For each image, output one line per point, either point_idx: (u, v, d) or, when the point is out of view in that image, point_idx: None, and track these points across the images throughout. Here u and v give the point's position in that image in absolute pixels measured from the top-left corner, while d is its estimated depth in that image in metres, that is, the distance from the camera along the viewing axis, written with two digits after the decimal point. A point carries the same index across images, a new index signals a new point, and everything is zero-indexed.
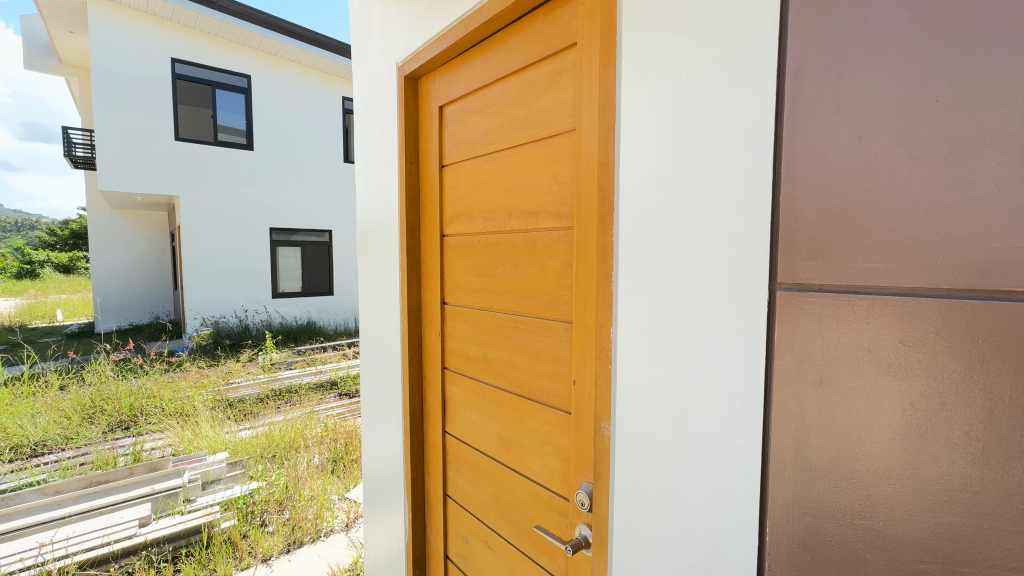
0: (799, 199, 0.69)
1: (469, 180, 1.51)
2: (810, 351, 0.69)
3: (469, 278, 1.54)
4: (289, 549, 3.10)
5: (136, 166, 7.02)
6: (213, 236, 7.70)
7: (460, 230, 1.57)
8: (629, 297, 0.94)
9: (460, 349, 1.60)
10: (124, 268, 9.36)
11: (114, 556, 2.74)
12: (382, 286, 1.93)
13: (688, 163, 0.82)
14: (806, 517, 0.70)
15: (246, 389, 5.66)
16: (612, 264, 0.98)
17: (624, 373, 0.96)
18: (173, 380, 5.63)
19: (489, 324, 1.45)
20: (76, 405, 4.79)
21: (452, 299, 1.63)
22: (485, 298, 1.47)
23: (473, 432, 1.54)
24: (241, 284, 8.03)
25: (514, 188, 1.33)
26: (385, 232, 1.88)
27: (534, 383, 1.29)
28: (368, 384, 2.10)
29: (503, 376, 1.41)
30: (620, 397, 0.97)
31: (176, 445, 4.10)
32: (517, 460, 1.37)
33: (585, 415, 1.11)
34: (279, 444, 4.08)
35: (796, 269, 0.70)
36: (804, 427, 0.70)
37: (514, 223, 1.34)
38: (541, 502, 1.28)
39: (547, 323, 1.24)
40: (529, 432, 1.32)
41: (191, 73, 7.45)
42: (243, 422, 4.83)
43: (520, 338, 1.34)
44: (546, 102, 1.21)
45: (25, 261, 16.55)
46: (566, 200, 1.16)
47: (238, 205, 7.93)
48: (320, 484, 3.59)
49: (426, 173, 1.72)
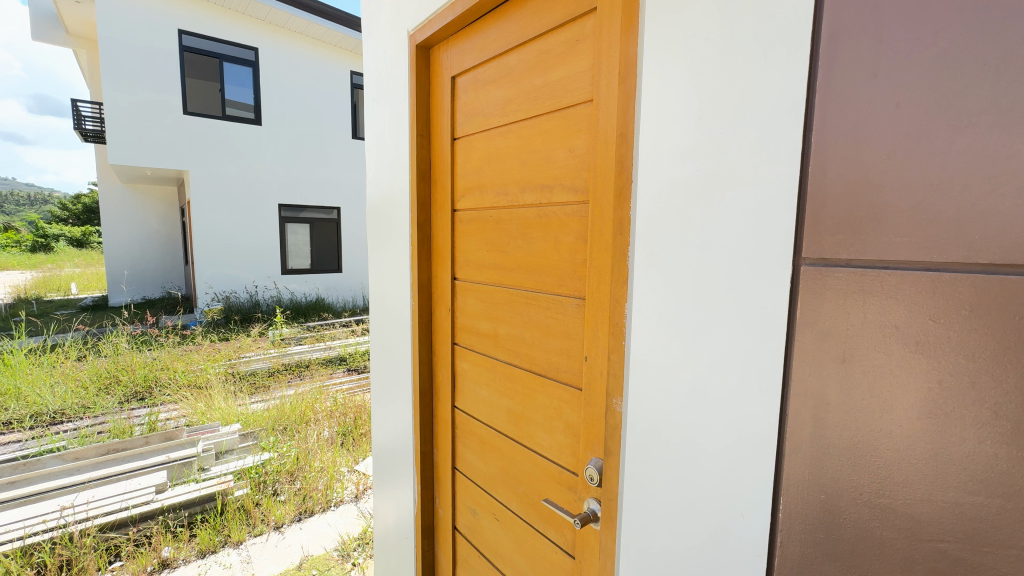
0: (829, 170, 0.66)
1: (481, 153, 1.47)
2: (834, 329, 0.67)
3: (480, 252, 1.52)
4: (301, 518, 3.20)
5: (146, 141, 7.05)
6: (222, 212, 7.75)
7: (471, 205, 1.54)
8: (645, 273, 0.92)
9: (470, 325, 1.59)
10: (136, 242, 9.50)
11: (132, 520, 2.81)
12: (391, 261, 1.93)
13: (711, 134, 0.79)
14: (821, 495, 0.69)
15: (257, 363, 5.79)
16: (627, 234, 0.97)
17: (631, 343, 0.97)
18: (186, 353, 5.77)
19: (499, 300, 1.45)
20: (92, 375, 4.95)
21: (463, 275, 1.62)
22: (497, 274, 1.45)
23: (482, 408, 1.55)
24: (250, 260, 8.10)
25: (529, 161, 1.30)
26: (395, 206, 1.87)
27: (544, 359, 1.29)
28: (377, 360, 2.11)
29: (511, 351, 1.41)
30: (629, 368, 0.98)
31: (190, 416, 4.23)
32: (527, 435, 1.37)
33: (595, 391, 1.11)
34: (290, 416, 4.19)
35: (822, 243, 0.68)
36: (824, 405, 0.68)
37: (527, 197, 1.31)
38: (550, 477, 1.29)
39: (559, 300, 1.23)
40: (539, 408, 1.32)
41: (198, 46, 7.38)
42: (254, 395, 4.96)
43: (532, 315, 1.33)
44: (563, 71, 1.17)
45: (39, 234, 17.05)
46: (582, 173, 1.13)
47: (246, 181, 7.94)
48: (331, 456, 3.68)
49: (437, 147, 1.69)
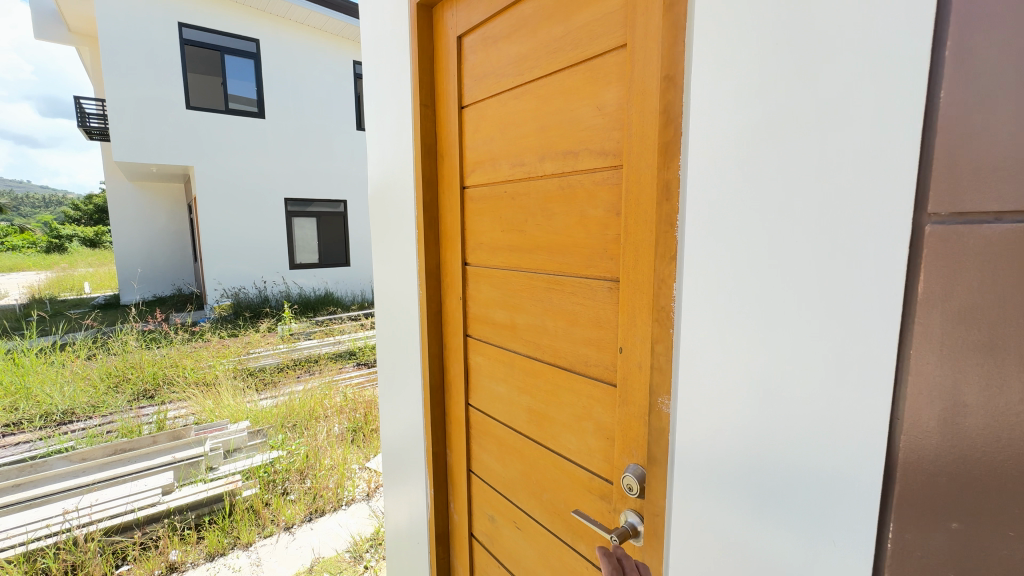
0: (973, 86, 0.47)
1: (493, 120, 1.31)
2: (975, 303, 0.49)
3: (494, 233, 1.36)
4: (312, 518, 3.11)
5: (150, 137, 6.96)
6: (228, 207, 7.66)
7: (483, 180, 1.38)
8: (700, 246, 0.76)
9: (484, 315, 1.44)
10: (145, 240, 9.49)
11: (139, 523, 2.72)
12: (397, 247, 1.78)
13: (796, 62, 0.61)
14: (952, 525, 0.52)
15: (266, 358, 5.72)
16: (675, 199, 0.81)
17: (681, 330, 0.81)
18: (195, 350, 5.71)
19: (516, 286, 1.29)
20: (101, 374, 4.90)
21: (475, 259, 1.46)
22: (513, 256, 1.29)
23: (499, 405, 1.40)
24: (258, 256, 8.03)
25: (547, 125, 1.13)
26: (399, 187, 1.71)
27: (570, 351, 1.13)
28: (384, 354, 1.97)
29: (532, 343, 1.26)
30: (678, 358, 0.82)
31: (198, 414, 4.17)
32: (550, 437, 1.22)
33: (634, 388, 0.95)
34: (299, 413, 4.10)
35: (960, 189, 0.50)
36: (958, 407, 0.51)
37: (546, 166, 1.15)
38: (578, 484, 1.14)
39: (587, 283, 1.06)
40: (565, 407, 1.16)
41: (199, 39, 7.25)
42: (264, 391, 4.88)
43: (554, 301, 1.17)
44: (588, 15, 1.00)
45: (53, 235, 17.26)
46: (613, 133, 0.96)
47: (251, 175, 7.84)
48: (341, 453, 3.58)
49: (443, 118, 1.52)
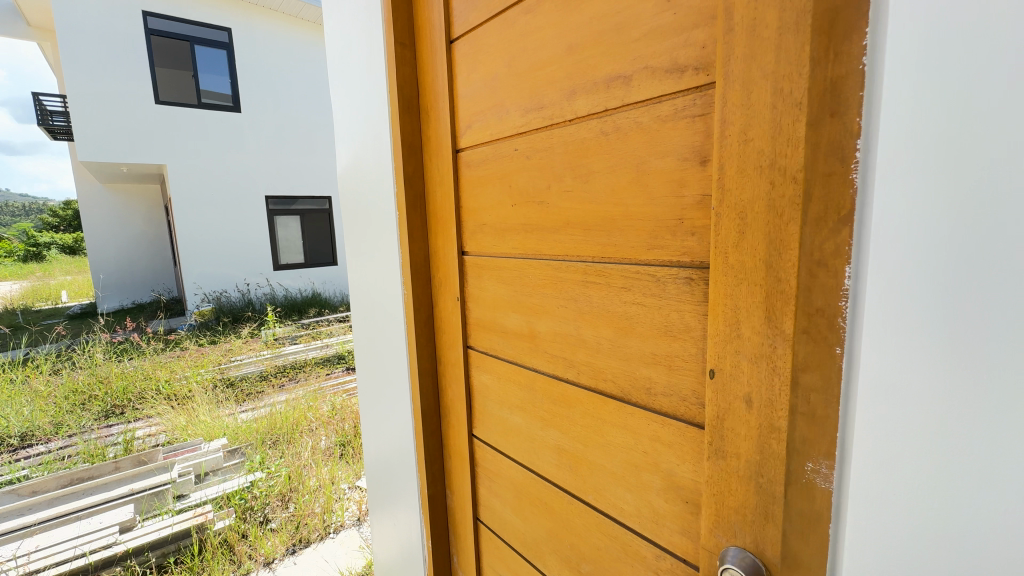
0: None
1: (496, 51, 0.95)
2: None
3: (501, 209, 1.00)
4: (295, 549, 2.73)
5: (116, 134, 6.48)
6: (204, 207, 7.21)
7: (483, 138, 1.02)
8: (912, 192, 0.43)
9: (491, 320, 1.09)
10: (120, 245, 8.98)
11: (90, 569, 2.34)
12: (372, 237, 1.41)
13: None
14: None
15: (248, 367, 5.32)
16: (857, 117, 0.47)
17: (873, 347, 0.47)
18: (170, 361, 5.30)
19: (535, 281, 0.94)
20: (65, 392, 4.48)
21: (475, 247, 1.10)
22: (530, 239, 0.94)
23: (515, 440, 1.06)
24: (239, 257, 7.59)
25: (579, 42, 0.78)
26: (375, 159, 1.35)
27: (620, 372, 0.79)
28: (365, 369, 1.61)
29: (560, 359, 0.91)
30: (859, 392, 0.49)
31: (170, 433, 3.78)
32: (592, 490, 0.87)
33: (740, 433, 0.61)
34: (281, 428, 3.72)
35: None
36: None
37: (578, 103, 0.79)
38: (638, 561, 0.80)
39: (651, 272, 0.71)
40: (613, 450, 0.82)
41: (165, 28, 6.77)
42: (244, 403, 4.49)
43: (594, 301, 0.82)
44: None
45: (29, 243, 16.59)
46: (697, 33, 0.61)
47: (228, 172, 7.38)
48: (328, 472, 3.23)
49: (427, 61, 1.16)
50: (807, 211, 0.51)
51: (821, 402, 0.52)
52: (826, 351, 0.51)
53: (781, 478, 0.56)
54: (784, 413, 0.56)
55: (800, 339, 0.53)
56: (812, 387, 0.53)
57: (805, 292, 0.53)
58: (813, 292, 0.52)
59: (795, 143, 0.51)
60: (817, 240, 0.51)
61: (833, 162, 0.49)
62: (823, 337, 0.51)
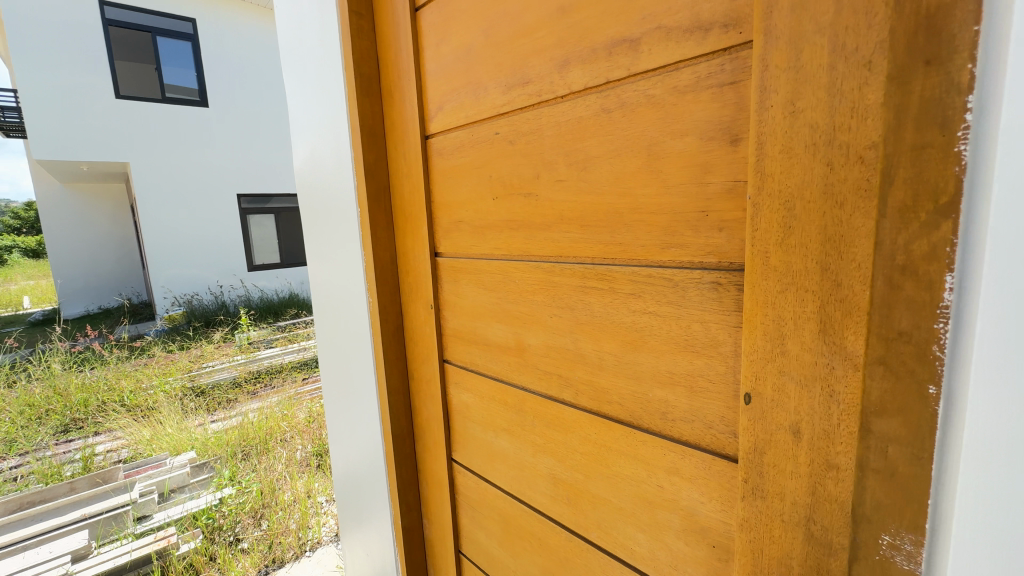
0: None
1: (471, 19, 0.81)
2: None
3: (480, 203, 0.87)
4: (267, 571, 2.53)
5: (73, 131, 6.12)
6: (172, 207, 6.86)
7: (456, 121, 0.88)
8: None
9: (471, 331, 0.95)
10: (83, 248, 8.53)
11: None
12: (333, 237, 1.26)
13: None
14: None
15: (221, 373, 5.07)
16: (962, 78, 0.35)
17: (989, 385, 0.36)
18: (136, 369, 5.01)
19: (523, 286, 0.81)
20: (19, 407, 4.18)
21: (451, 248, 0.97)
22: (515, 238, 0.81)
23: (502, 467, 0.93)
24: (212, 258, 7.28)
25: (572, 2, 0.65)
26: (333, 148, 1.19)
27: (627, 392, 0.67)
28: (332, 384, 1.46)
29: (555, 377, 0.78)
30: (966, 442, 0.38)
31: (134, 447, 3.54)
32: (595, 527, 0.76)
33: (784, 471, 0.50)
34: (253, 439, 3.53)
35: None
36: None
37: (573, 77, 0.66)
38: None
39: (666, 276, 0.60)
40: (620, 482, 0.70)
41: (124, 18, 6.40)
42: (216, 412, 4.26)
43: (594, 311, 0.70)
44: None
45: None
46: None
47: (196, 170, 7.03)
48: (304, 484, 3.04)
49: (390, 35, 1.01)
50: (885, 198, 0.40)
51: (903, 456, 0.41)
52: (910, 388, 0.40)
53: (844, 530, 0.46)
54: (850, 462, 0.45)
55: (875, 371, 0.42)
56: (889, 436, 0.42)
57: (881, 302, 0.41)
58: (894, 309, 0.41)
59: (866, 113, 0.40)
60: (902, 237, 0.40)
61: (923, 133, 0.37)
62: (909, 371, 0.40)
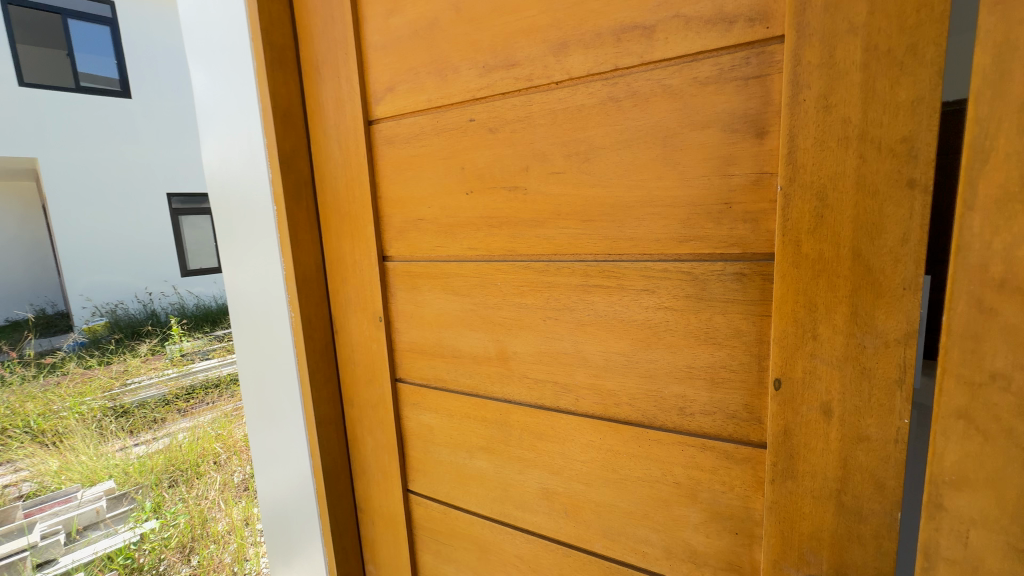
0: None
1: None
2: None
3: (447, 198, 0.73)
4: None
5: None
6: (86, 207, 6.00)
7: (413, 101, 0.74)
8: None
9: (436, 346, 0.81)
10: None
11: None
12: (236, 243, 1.00)
13: None
14: None
15: (148, 390, 4.54)
16: None
17: None
18: (45, 389, 4.37)
19: (509, 288, 0.71)
20: None
21: (406, 251, 0.81)
22: (495, 238, 0.70)
23: (476, 494, 0.81)
24: (138, 262, 6.46)
25: None
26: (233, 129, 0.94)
27: (635, 391, 0.63)
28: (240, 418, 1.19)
29: (548, 385, 0.70)
30: None
31: (36, 481, 3.03)
32: (594, 540, 0.70)
33: (820, 450, 0.52)
34: (183, 461, 3.06)
35: None
36: None
37: (570, 69, 0.60)
38: None
39: (683, 268, 0.57)
40: (630, 487, 0.66)
41: None
42: (139, 436, 3.80)
43: (596, 309, 0.64)
44: None
45: None
46: None
47: (116, 165, 6.14)
48: (243, 510, 2.65)
49: None
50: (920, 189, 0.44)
51: (989, 541, 0.40)
52: (998, 446, 0.39)
53: (878, 499, 0.49)
54: (926, 505, 0.43)
55: (955, 428, 0.41)
56: (969, 514, 0.41)
57: (912, 285, 0.45)
58: (986, 349, 0.39)
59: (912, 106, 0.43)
60: (999, 243, 0.38)
61: (1014, 154, 0.36)
62: (1005, 429, 0.39)
